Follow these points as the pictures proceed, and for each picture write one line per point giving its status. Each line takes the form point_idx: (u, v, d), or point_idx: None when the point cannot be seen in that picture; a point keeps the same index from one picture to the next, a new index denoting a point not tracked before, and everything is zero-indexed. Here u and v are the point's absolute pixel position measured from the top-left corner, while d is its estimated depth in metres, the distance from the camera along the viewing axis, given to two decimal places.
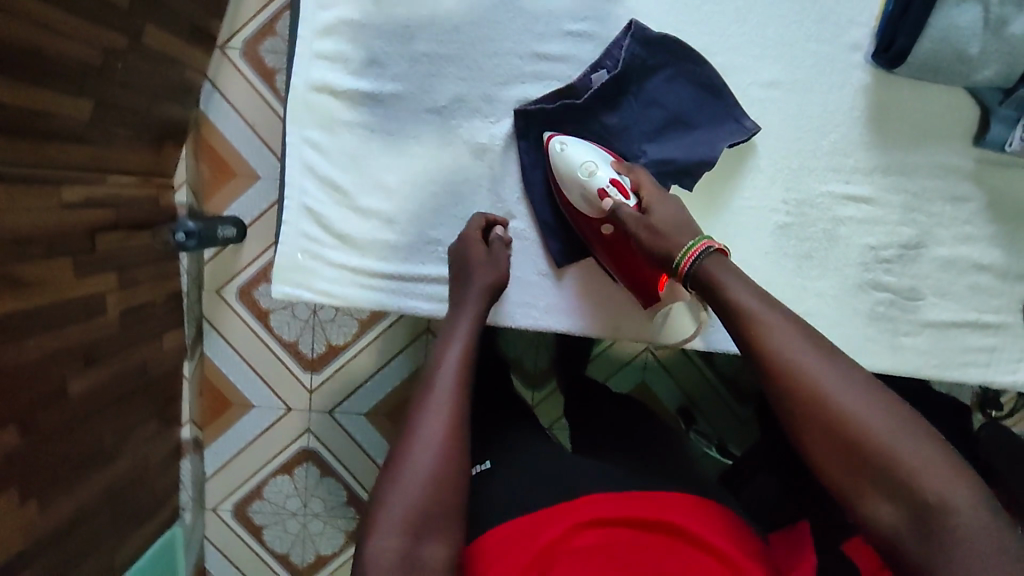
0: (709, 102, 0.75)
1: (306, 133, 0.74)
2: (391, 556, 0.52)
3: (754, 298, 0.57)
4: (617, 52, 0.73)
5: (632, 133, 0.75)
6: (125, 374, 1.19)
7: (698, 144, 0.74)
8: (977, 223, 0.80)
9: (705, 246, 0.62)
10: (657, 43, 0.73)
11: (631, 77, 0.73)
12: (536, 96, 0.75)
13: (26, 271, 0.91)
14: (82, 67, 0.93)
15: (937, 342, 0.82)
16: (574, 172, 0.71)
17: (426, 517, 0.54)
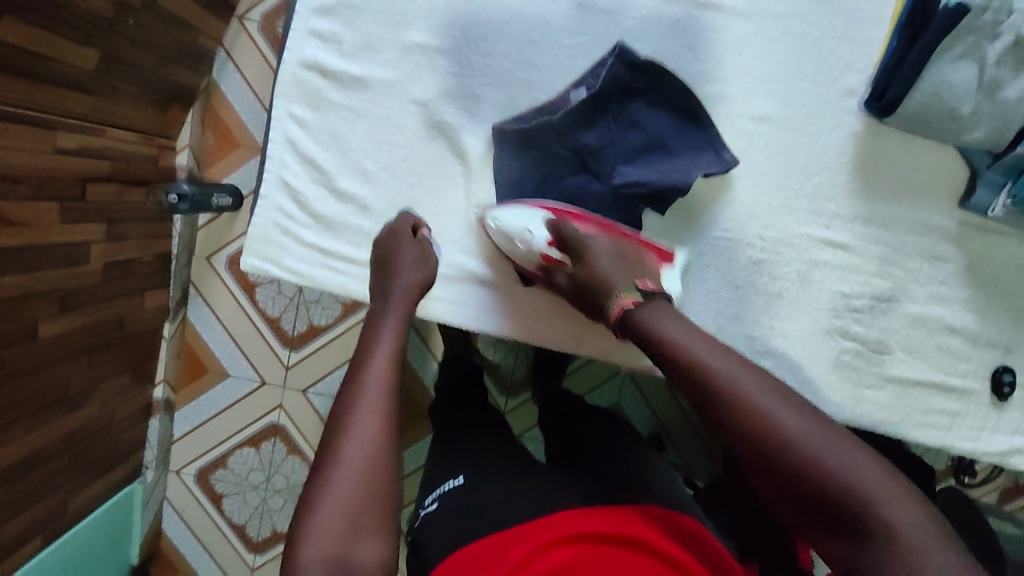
0: (690, 130, 0.75)
1: (292, 109, 0.74)
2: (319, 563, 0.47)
3: (684, 332, 0.58)
4: (599, 71, 0.74)
5: (608, 152, 0.75)
6: (102, 325, 1.20)
7: (674, 170, 0.74)
8: (953, 284, 0.79)
9: (621, 308, 0.62)
10: (643, 65, 0.73)
11: (611, 96, 0.73)
12: (522, 108, 0.75)
13: (11, 209, 0.93)
14: (90, 17, 0.95)
15: (899, 399, 0.81)
16: (514, 242, 0.72)
17: (358, 516, 0.50)
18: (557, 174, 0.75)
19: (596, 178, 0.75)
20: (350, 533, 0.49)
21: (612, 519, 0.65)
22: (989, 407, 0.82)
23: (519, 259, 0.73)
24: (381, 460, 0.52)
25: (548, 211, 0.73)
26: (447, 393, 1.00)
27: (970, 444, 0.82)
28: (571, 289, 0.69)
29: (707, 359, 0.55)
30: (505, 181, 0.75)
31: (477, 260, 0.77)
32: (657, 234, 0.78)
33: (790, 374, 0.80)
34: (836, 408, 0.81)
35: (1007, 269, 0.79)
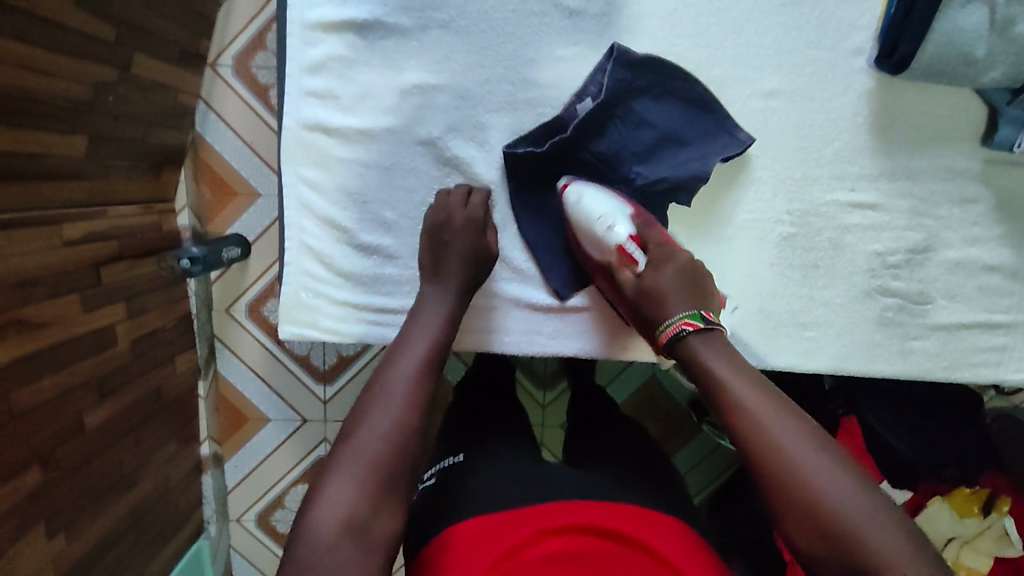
0: (700, 116, 0.74)
1: (302, 172, 0.73)
2: (333, 521, 0.52)
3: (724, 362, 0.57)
4: (600, 77, 0.72)
5: (622, 156, 0.74)
6: (140, 401, 1.20)
7: (690, 160, 0.73)
8: (986, 223, 0.79)
9: (677, 329, 0.61)
10: (641, 64, 0.72)
11: (617, 101, 0.72)
12: (528, 128, 0.74)
13: (33, 314, 0.92)
14: (71, 104, 0.94)
15: (947, 344, 0.82)
16: (591, 224, 0.71)
17: (377, 489, 0.54)
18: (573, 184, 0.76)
19: (611, 180, 0.75)
20: (369, 502, 0.53)
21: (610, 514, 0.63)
22: None
23: (593, 246, 0.72)
24: (408, 440, 0.57)
25: (630, 208, 0.73)
26: (472, 380, 0.96)
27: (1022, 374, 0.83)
28: (632, 292, 0.67)
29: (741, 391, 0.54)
30: (526, 207, 0.76)
31: (512, 284, 0.76)
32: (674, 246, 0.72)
33: (836, 339, 0.80)
34: (886, 363, 0.81)
35: None
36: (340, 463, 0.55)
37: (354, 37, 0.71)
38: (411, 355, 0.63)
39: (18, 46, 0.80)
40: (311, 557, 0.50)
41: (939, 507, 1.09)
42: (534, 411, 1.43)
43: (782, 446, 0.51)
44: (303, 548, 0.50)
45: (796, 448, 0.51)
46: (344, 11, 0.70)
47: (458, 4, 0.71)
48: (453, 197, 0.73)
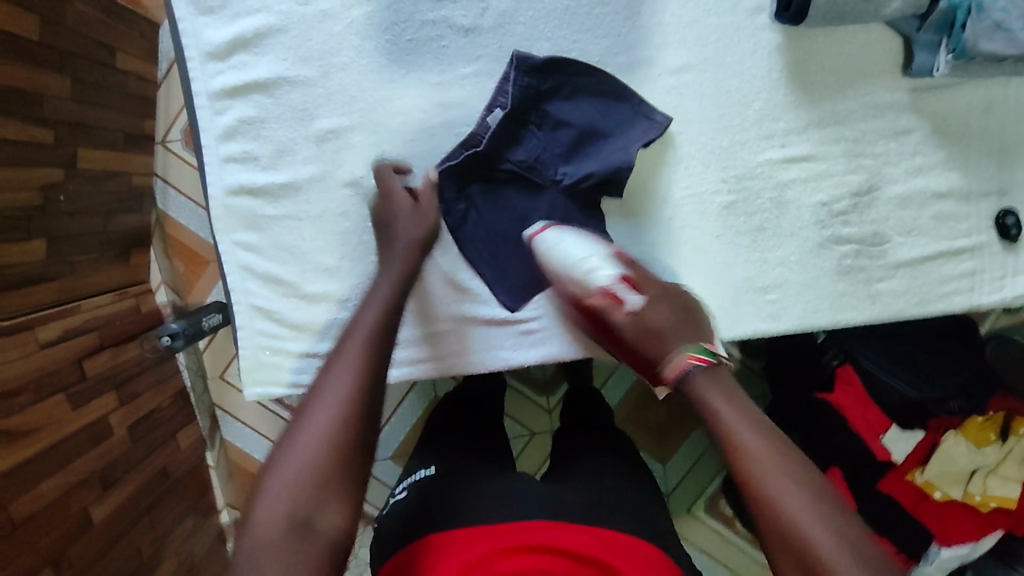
0: (615, 106, 0.74)
1: (236, 237, 0.75)
2: (274, 524, 0.46)
3: (735, 408, 0.52)
4: (506, 87, 0.73)
5: (544, 159, 0.74)
6: (148, 483, 1.22)
7: (614, 151, 0.73)
8: (926, 151, 0.78)
9: (684, 366, 0.55)
10: (545, 67, 0.72)
11: (527, 107, 0.73)
12: (447, 151, 0.74)
13: (20, 422, 0.94)
14: (23, 211, 0.96)
15: (915, 279, 0.80)
16: (574, 267, 0.68)
17: (320, 485, 0.48)
18: (503, 194, 0.76)
19: (539, 185, 0.75)
20: (315, 493, 0.47)
21: (587, 539, 0.62)
22: (1003, 253, 0.81)
23: (577, 289, 0.69)
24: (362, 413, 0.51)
25: (611, 252, 0.70)
26: (451, 399, 0.95)
27: (998, 295, 0.81)
28: (629, 330, 0.63)
29: (752, 445, 0.49)
30: (461, 226, 0.76)
31: (461, 307, 0.77)
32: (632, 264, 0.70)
33: (800, 297, 0.79)
34: (856, 310, 0.80)
35: (971, 118, 0.78)
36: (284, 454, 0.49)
37: (259, 97, 0.72)
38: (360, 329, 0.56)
39: None
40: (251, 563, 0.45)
41: (955, 441, 1.09)
42: (541, 419, 1.44)
43: (787, 512, 0.46)
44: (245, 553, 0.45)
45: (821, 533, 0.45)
46: (245, 74, 0.71)
47: (353, 44, 0.71)
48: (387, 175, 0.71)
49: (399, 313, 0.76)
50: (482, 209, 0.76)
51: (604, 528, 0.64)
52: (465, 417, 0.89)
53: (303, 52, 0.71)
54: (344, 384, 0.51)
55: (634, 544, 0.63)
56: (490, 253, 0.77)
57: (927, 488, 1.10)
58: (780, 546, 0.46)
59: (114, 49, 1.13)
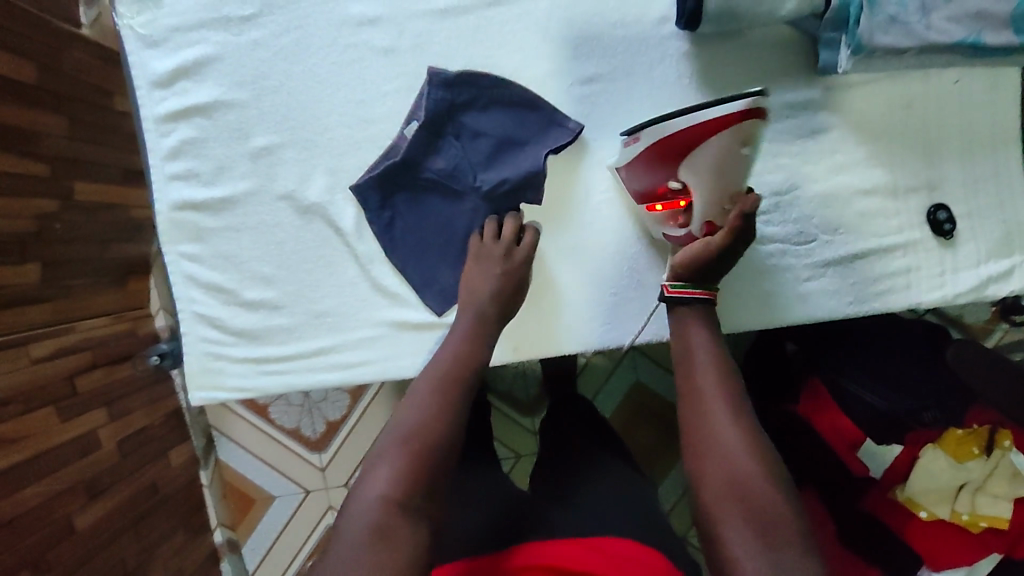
0: (529, 115, 0.77)
1: (181, 248, 0.81)
2: (376, 502, 0.51)
3: (709, 353, 0.64)
4: (424, 101, 0.77)
5: (463, 167, 0.77)
6: (135, 497, 1.27)
7: (529, 158, 0.76)
8: (846, 148, 0.78)
9: (697, 293, 0.68)
10: (460, 81, 0.76)
11: (444, 119, 0.76)
12: (370, 163, 0.79)
13: (8, 431, 1.01)
14: (19, 237, 1.05)
15: (846, 278, 0.79)
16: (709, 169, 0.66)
17: (424, 479, 0.54)
18: (426, 200, 0.78)
19: (459, 191, 0.77)
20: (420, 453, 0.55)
21: (585, 552, 0.61)
22: (939, 250, 0.79)
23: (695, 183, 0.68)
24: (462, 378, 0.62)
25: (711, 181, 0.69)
26: None
27: (939, 293, 0.79)
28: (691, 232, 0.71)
29: (709, 381, 0.61)
30: (385, 233, 0.79)
31: (391, 311, 0.80)
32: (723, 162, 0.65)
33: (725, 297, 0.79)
34: (787, 310, 0.79)
35: (891, 115, 0.77)
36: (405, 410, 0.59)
37: (199, 119, 0.78)
38: (463, 322, 0.69)
39: None
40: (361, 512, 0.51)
41: (934, 455, 0.99)
42: (527, 441, 1.41)
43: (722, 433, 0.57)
44: (355, 498, 0.52)
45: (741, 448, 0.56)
46: (187, 99, 0.78)
47: (283, 68, 0.77)
48: (488, 234, 0.75)
49: (332, 319, 0.80)
50: (408, 216, 0.79)
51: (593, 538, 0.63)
52: None
53: (237, 77, 0.77)
54: (441, 373, 0.62)
55: (630, 549, 0.61)
56: (419, 259, 0.79)
57: (912, 507, 1.00)
58: (707, 457, 0.56)
59: (113, 94, 1.25)
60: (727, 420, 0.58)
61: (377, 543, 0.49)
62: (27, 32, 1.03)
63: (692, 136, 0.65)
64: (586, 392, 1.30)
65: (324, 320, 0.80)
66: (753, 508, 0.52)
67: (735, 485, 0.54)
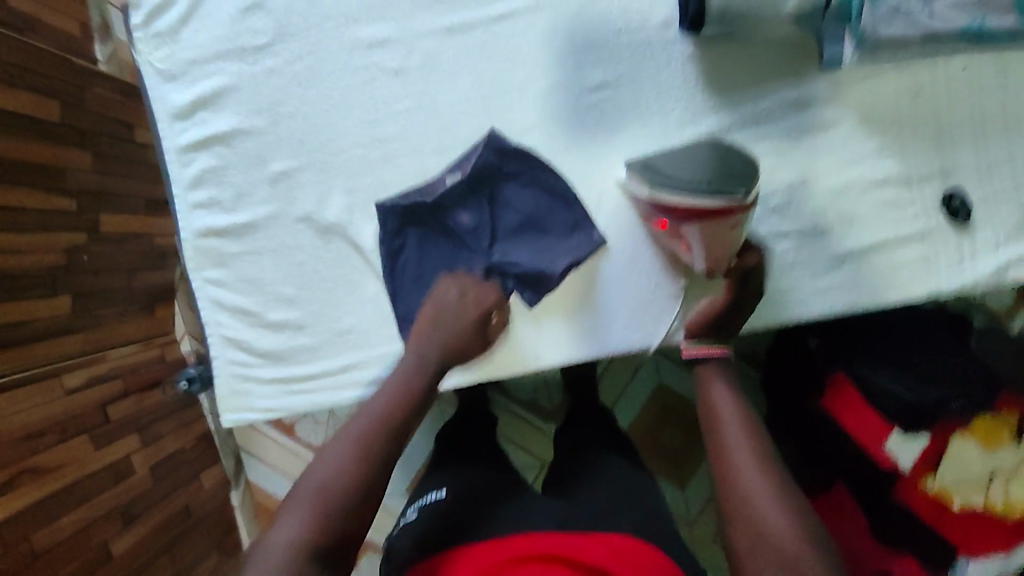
0: (561, 210, 0.79)
1: (207, 274, 0.83)
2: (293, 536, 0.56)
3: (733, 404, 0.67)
4: (470, 157, 0.78)
5: (483, 231, 0.79)
6: (169, 521, 1.30)
7: (543, 253, 0.79)
8: (857, 141, 0.78)
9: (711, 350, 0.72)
10: (513, 152, 0.77)
11: (483, 180, 0.78)
12: (398, 191, 0.80)
13: (44, 461, 1.05)
14: (48, 272, 1.09)
15: (864, 270, 0.79)
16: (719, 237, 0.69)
17: (338, 513, 0.58)
18: (440, 245, 0.80)
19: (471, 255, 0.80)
20: (332, 511, 0.57)
21: (594, 547, 0.63)
22: (956, 237, 0.78)
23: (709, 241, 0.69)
24: (393, 422, 0.65)
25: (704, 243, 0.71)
26: None
27: (957, 281, 0.78)
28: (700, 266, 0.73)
29: (735, 431, 0.63)
30: (396, 258, 0.80)
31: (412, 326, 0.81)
32: (708, 240, 0.70)
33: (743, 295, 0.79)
34: (806, 304, 0.80)
35: (902, 105, 0.77)
36: (327, 453, 0.61)
37: (219, 148, 0.81)
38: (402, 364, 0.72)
39: None
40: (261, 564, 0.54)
41: (963, 444, 1.00)
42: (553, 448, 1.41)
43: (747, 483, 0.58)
44: (264, 548, 0.56)
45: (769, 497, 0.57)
46: (206, 129, 0.80)
47: (298, 94, 0.79)
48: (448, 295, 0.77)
49: (356, 335, 0.82)
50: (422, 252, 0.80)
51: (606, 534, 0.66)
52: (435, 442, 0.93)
53: (254, 105, 0.80)
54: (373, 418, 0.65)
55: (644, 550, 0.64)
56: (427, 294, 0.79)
57: (944, 497, 1.01)
58: (733, 507, 0.58)
59: (132, 126, 1.28)
60: (747, 456, 0.61)
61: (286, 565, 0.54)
62: (48, 71, 1.08)
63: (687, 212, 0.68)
64: (607, 400, 1.30)
65: (349, 337, 0.82)
66: (781, 558, 0.53)
67: (763, 535, 0.55)
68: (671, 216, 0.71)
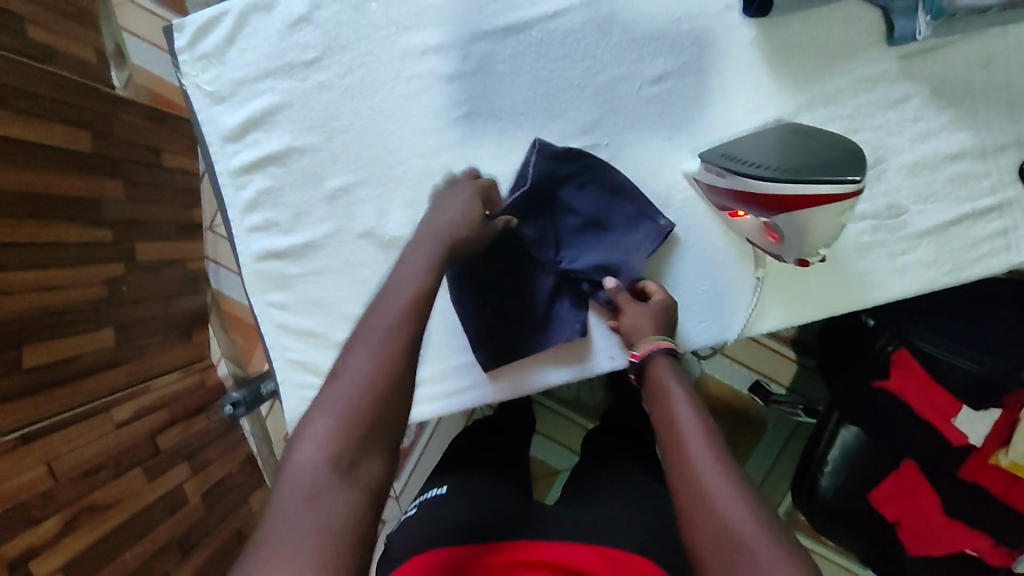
0: (621, 204, 0.78)
1: (269, 298, 0.81)
2: (311, 468, 0.50)
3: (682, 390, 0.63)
4: (527, 170, 0.77)
5: (547, 240, 0.78)
6: (223, 548, 1.27)
7: (614, 249, 0.77)
8: (928, 115, 0.76)
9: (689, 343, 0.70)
10: (566, 154, 0.76)
11: (544, 189, 0.77)
12: None
13: (101, 497, 1.03)
14: (92, 305, 1.07)
15: (941, 247, 0.77)
16: (816, 229, 0.62)
17: (359, 438, 0.52)
18: (502, 262, 0.78)
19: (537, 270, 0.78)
20: (355, 444, 0.51)
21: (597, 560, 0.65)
22: None
23: (801, 232, 0.63)
24: (416, 320, 0.57)
25: (795, 235, 0.64)
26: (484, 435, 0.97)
27: None
28: (784, 258, 0.68)
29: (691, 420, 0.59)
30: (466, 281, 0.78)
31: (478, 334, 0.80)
32: (809, 230, 0.62)
33: (822, 281, 0.78)
34: (885, 286, 0.78)
35: (972, 75, 0.75)
36: (351, 351, 0.55)
37: (275, 168, 0.79)
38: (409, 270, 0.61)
39: (21, 273, 0.93)
40: (287, 495, 0.49)
41: None
42: None
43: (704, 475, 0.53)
44: (285, 479, 0.50)
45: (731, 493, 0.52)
46: (259, 149, 0.79)
47: (351, 107, 0.77)
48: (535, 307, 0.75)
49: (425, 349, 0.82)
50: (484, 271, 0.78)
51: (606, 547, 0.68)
52: (491, 451, 0.92)
53: (307, 122, 0.78)
54: (392, 317, 0.57)
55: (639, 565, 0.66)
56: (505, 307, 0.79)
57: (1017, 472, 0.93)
58: (688, 499, 0.53)
59: (159, 150, 1.26)
60: (693, 420, 0.59)
61: (310, 504, 0.48)
62: (75, 101, 1.05)
63: (781, 203, 0.61)
64: None
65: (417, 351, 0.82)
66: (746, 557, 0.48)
67: (724, 534, 0.50)
68: (759, 206, 0.65)
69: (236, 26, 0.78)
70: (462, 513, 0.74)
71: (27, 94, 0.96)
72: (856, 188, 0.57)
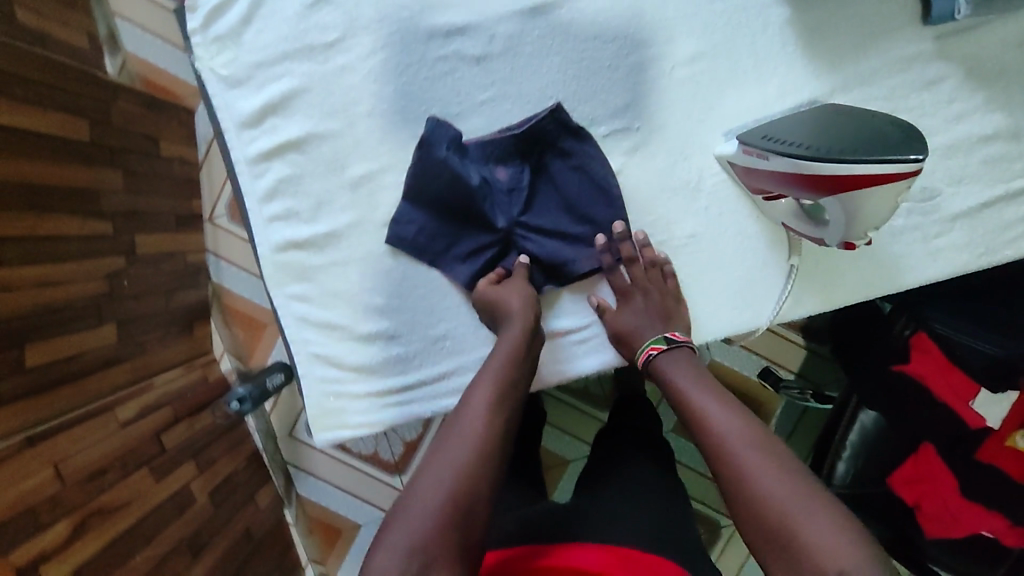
0: (600, 203, 0.76)
1: (289, 290, 0.78)
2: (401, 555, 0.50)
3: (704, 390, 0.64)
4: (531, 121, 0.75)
5: (515, 198, 0.76)
6: (234, 547, 1.22)
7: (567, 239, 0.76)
8: (964, 96, 0.74)
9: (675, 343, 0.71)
10: (571, 127, 0.75)
11: (535, 148, 0.76)
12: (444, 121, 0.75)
13: (110, 500, 0.98)
14: (95, 300, 1.03)
15: (975, 229, 0.76)
16: (869, 209, 0.60)
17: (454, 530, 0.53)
18: (469, 211, 0.75)
19: (501, 222, 0.75)
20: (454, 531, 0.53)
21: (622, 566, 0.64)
22: None
23: (853, 214, 0.61)
24: (500, 429, 0.61)
25: (846, 217, 0.62)
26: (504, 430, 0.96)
27: None
28: (828, 241, 0.67)
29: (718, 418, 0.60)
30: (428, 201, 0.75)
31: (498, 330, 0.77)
32: (859, 210, 0.61)
33: (855, 263, 0.77)
34: (920, 268, 0.77)
35: (1007, 55, 0.74)
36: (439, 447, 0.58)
37: (293, 155, 0.76)
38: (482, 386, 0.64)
39: (24, 266, 0.89)
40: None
41: None
42: None
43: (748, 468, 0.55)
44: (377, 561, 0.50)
45: (776, 480, 0.54)
46: (277, 136, 0.76)
47: (372, 91, 0.75)
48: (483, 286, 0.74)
49: (451, 341, 0.77)
50: (455, 201, 0.74)
51: (621, 547, 0.67)
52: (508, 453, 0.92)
53: (328, 107, 0.75)
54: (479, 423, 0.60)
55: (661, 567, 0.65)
56: (466, 267, 0.76)
57: None
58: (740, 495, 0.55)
59: (157, 139, 1.22)
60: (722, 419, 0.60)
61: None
62: (72, 88, 1.00)
63: (833, 182, 0.60)
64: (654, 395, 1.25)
65: (444, 343, 0.77)
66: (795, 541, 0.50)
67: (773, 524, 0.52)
68: (808, 187, 0.64)
69: (251, 8, 0.74)
70: (506, 513, 0.77)
71: (21, 79, 0.91)
72: (916, 166, 0.56)
